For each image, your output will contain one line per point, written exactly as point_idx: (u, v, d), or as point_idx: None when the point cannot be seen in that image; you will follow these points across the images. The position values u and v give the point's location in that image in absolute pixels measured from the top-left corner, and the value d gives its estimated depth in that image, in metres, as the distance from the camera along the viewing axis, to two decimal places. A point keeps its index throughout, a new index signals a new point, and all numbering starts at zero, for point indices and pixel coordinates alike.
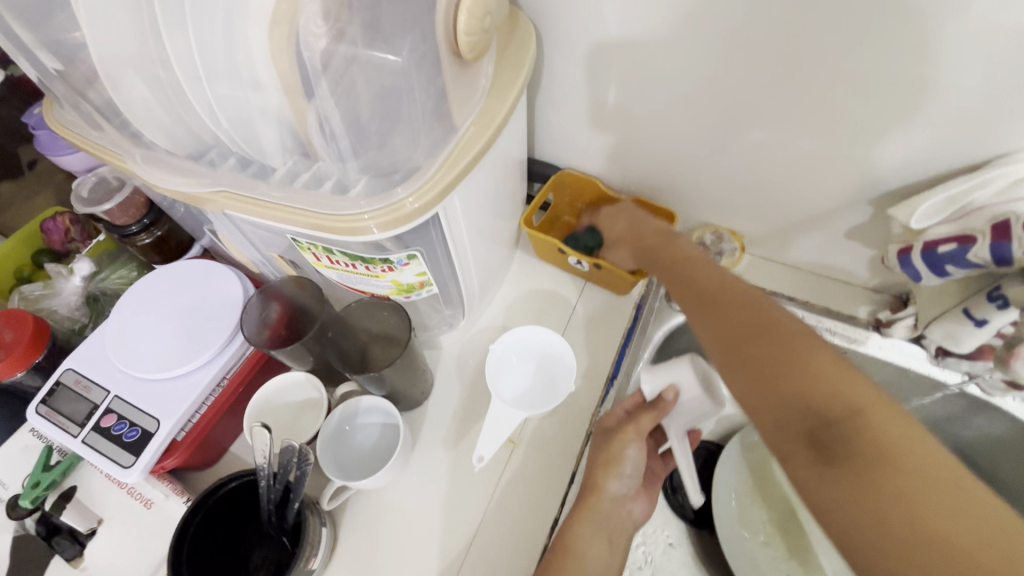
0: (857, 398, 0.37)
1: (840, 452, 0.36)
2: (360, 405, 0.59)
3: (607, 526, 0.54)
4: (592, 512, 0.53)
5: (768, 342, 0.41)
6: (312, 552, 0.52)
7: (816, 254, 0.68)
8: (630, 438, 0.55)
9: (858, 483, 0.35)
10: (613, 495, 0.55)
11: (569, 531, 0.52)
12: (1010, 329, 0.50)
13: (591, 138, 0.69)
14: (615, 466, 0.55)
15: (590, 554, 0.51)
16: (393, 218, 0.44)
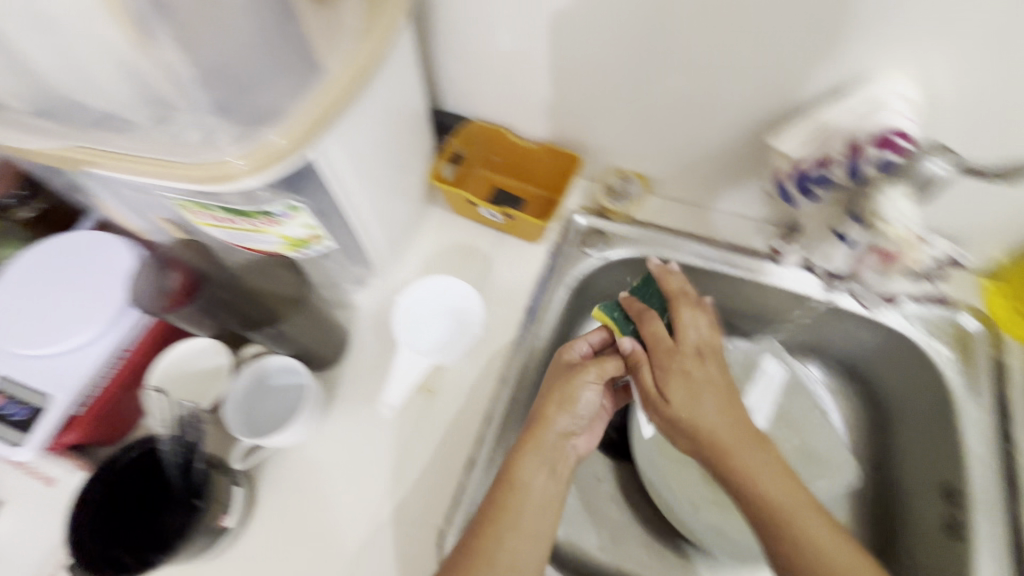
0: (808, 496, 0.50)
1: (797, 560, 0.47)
2: (269, 365, 0.58)
3: (548, 454, 0.56)
4: (538, 443, 0.56)
5: (761, 467, 0.51)
6: (221, 510, 0.51)
7: (715, 191, 0.71)
8: (588, 380, 0.58)
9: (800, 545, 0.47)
10: (558, 429, 0.57)
11: (513, 461, 0.55)
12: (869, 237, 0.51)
13: (492, 85, 0.69)
14: (571, 404, 0.58)
15: (530, 480, 0.54)
16: (263, 158, 0.42)
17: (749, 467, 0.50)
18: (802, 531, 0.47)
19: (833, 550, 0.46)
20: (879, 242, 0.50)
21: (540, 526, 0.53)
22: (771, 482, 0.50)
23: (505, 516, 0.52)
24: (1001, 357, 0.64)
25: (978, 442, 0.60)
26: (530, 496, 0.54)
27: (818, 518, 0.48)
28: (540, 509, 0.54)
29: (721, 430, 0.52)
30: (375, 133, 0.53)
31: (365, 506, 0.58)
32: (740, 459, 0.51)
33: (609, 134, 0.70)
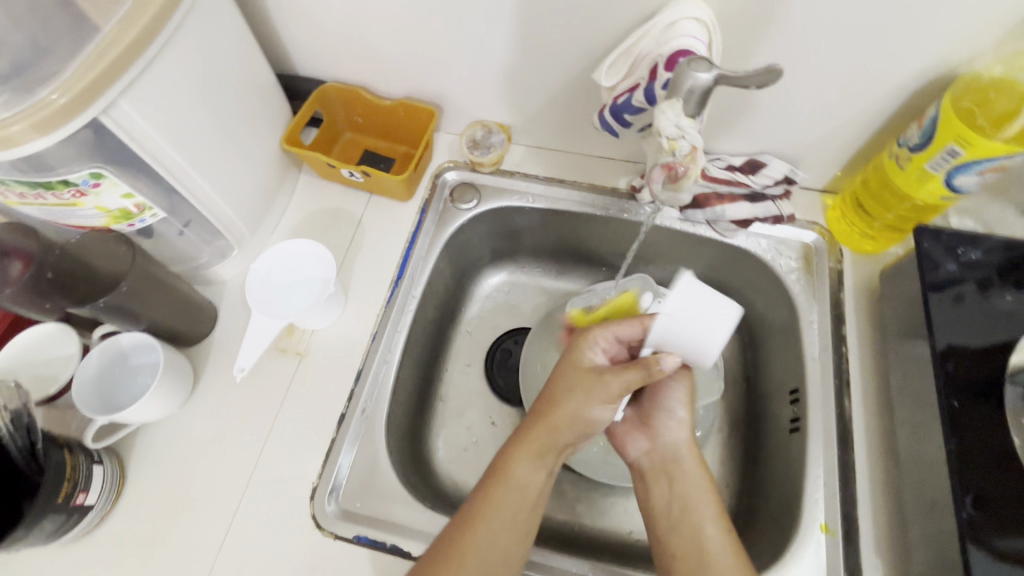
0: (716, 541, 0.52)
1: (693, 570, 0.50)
2: (122, 344, 0.58)
3: (547, 454, 0.54)
4: (539, 445, 0.54)
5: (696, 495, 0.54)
6: (76, 488, 0.52)
7: (574, 133, 0.73)
8: (610, 394, 0.52)
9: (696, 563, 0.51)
10: (565, 436, 0.54)
11: (507, 457, 0.54)
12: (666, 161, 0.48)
13: (337, 42, 0.68)
14: (583, 412, 0.53)
15: (522, 478, 0.53)
16: (37, 119, 0.41)
17: (699, 517, 0.53)
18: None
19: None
20: (663, 158, 0.48)
21: (525, 523, 0.52)
22: (714, 539, 0.52)
23: (492, 509, 0.51)
24: (840, 265, 0.68)
25: (816, 344, 0.65)
26: (521, 494, 0.53)
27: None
28: (523, 509, 0.52)
29: (685, 453, 0.57)
30: (188, 94, 0.52)
31: (239, 471, 0.59)
32: (699, 509, 0.54)
33: (461, 83, 0.70)
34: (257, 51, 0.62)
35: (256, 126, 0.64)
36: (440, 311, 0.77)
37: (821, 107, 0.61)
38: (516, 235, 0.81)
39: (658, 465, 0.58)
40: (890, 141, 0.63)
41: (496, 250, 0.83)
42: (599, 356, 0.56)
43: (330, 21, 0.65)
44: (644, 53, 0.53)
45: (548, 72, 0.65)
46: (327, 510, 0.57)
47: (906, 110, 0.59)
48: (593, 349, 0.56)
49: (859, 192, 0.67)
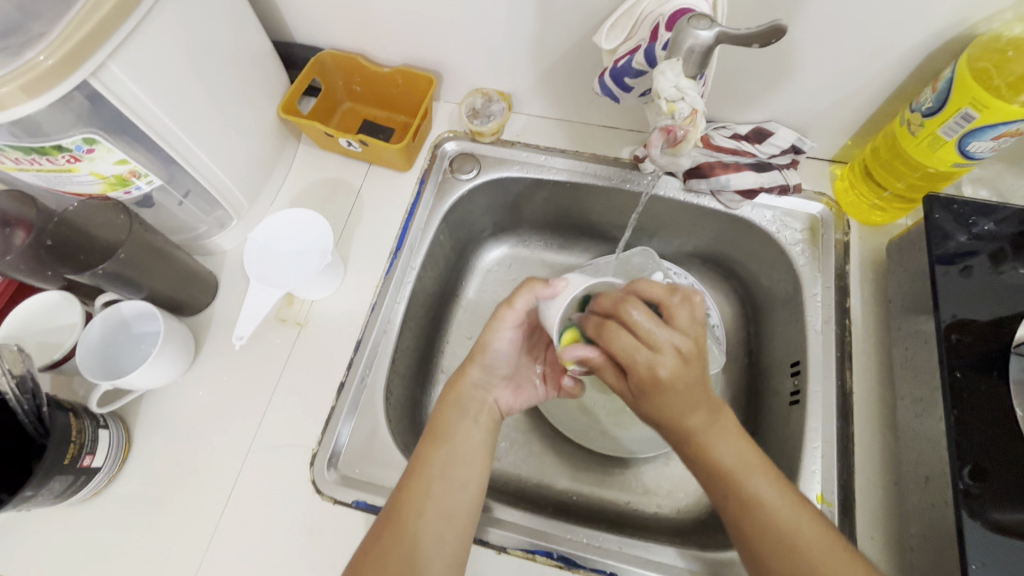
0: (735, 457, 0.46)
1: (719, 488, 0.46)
2: (123, 312, 0.58)
3: (468, 405, 0.56)
4: (457, 402, 0.56)
5: (699, 418, 0.45)
6: (83, 449, 0.53)
7: (576, 102, 0.71)
8: (499, 329, 0.58)
9: (722, 482, 0.46)
10: (476, 381, 0.58)
11: (434, 418, 0.55)
12: (668, 121, 0.47)
13: (332, 8, 0.66)
14: (483, 355, 0.58)
15: (453, 436, 0.54)
16: (28, 81, 0.41)
17: (706, 440, 0.46)
18: (754, 496, 0.46)
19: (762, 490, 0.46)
20: (662, 121, 0.46)
21: (462, 470, 0.52)
22: (735, 458, 0.46)
23: (426, 464, 0.51)
24: (846, 237, 0.67)
25: (818, 317, 0.64)
26: (455, 446, 0.53)
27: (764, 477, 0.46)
28: (462, 458, 0.53)
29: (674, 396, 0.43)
30: (180, 58, 0.51)
31: (241, 436, 0.60)
32: (701, 435, 0.46)
33: (460, 50, 0.68)
34: (251, 15, 0.61)
35: (252, 94, 0.63)
36: (440, 284, 0.77)
37: (833, 71, 0.59)
38: (518, 207, 0.80)
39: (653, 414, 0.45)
40: (903, 107, 0.61)
41: (498, 223, 0.82)
42: (504, 338, 0.58)
43: None
44: (646, 12, 0.50)
45: (547, 38, 0.63)
46: (327, 476, 0.58)
47: (921, 74, 0.57)
48: (501, 332, 0.58)
49: (868, 160, 0.65)
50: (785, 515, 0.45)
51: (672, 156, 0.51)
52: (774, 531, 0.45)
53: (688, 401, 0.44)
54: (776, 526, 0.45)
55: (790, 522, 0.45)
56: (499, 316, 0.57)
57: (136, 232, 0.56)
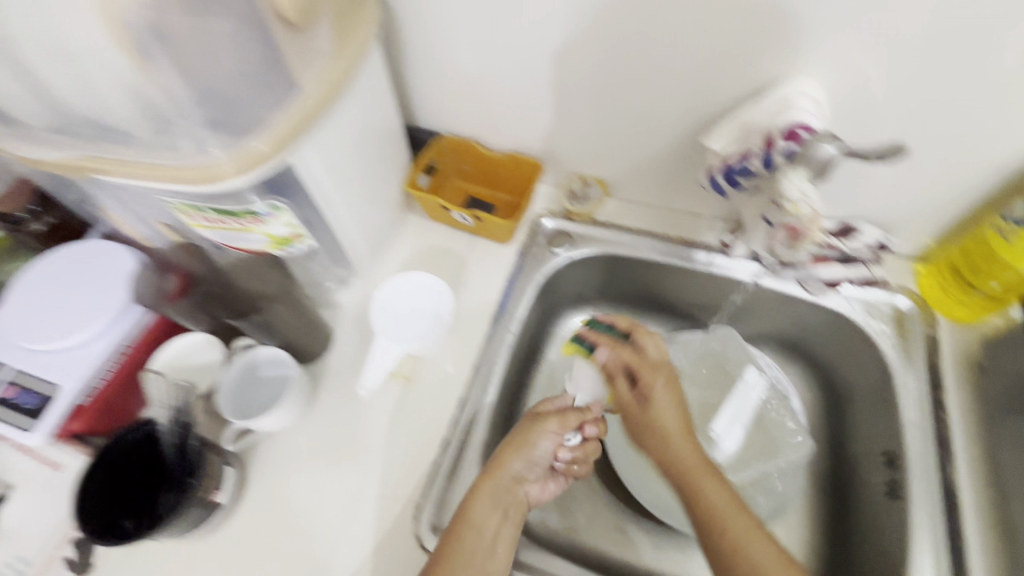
0: (719, 499, 0.55)
1: (702, 521, 0.55)
2: (257, 356, 0.64)
3: (500, 495, 0.59)
4: (492, 487, 0.59)
5: (697, 458, 0.58)
6: (213, 484, 0.57)
7: (668, 192, 0.78)
8: (548, 430, 0.62)
9: (701, 518, 0.55)
10: (512, 472, 0.60)
11: (466, 499, 0.58)
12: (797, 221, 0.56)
13: (457, 104, 0.77)
14: (527, 449, 0.61)
15: (481, 522, 0.57)
16: (246, 162, 0.49)
17: (702, 483, 0.56)
18: (734, 544, 0.53)
19: (720, 510, 0.55)
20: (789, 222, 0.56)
21: (484, 561, 0.55)
22: (725, 502, 0.55)
23: (457, 560, 0.54)
24: (934, 332, 0.69)
25: (914, 409, 0.65)
26: (480, 535, 0.56)
27: (729, 503, 0.55)
28: (488, 552, 0.56)
29: (677, 437, 0.59)
30: (348, 141, 0.60)
31: (348, 484, 0.62)
32: (694, 475, 0.57)
33: (568, 142, 0.77)
34: (395, 106, 0.70)
35: (385, 170, 0.72)
36: (528, 349, 0.81)
37: (921, 179, 0.64)
38: (604, 281, 0.85)
39: (665, 424, 0.60)
40: (988, 214, 0.65)
41: (581, 295, 0.87)
42: (546, 439, 0.62)
43: (459, 85, 0.74)
44: (758, 123, 0.57)
45: (653, 135, 0.71)
46: (430, 533, 0.59)
47: (1007, 186, 0.62)
48: (544, 431, 0.62)
49: (956, 260, 0.68)
50: (749, 546, 0.52)
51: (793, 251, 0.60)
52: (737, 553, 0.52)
53: (679, 454, 0.58)
54: (746, 551, 0.52)
55: (761, 558, 0.51)
56: (545, 419, 0.63)
57: (289, 289, 0.63)
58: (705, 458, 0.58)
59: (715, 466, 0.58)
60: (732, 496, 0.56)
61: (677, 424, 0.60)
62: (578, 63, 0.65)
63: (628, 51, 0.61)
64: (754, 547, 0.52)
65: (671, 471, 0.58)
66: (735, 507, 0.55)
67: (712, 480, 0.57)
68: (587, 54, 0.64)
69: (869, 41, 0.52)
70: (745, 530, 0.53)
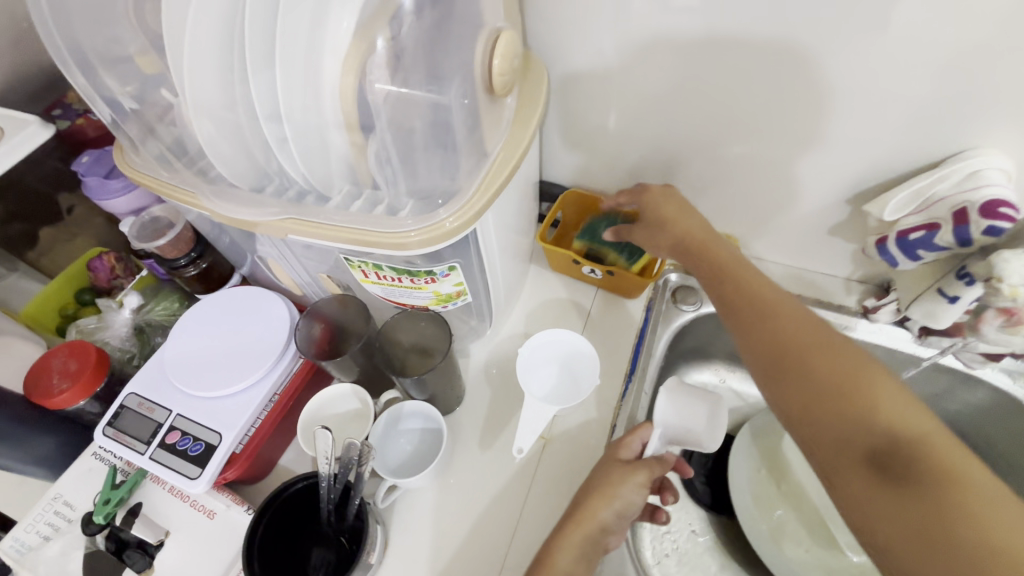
0: (840, 364, 0.47)
1: (818, 385, 0.47)
2: (403, 409, 0.64)
3: (587, 546, 0.55)
4: (581, 537, 0.55)
5: (802, 324, 0.51)
6: (369, 546, 0.55)
7: (806, 253, 0.76)
8: (637, 483, 0.57)
9: (810, 384, 0.47)
10: (602, 522, 0.56)
11: (551, 547, 0.54)
12: (1009, 303, 0.53)
13: (591, 161, 0.77)
14: (615, 500, 0.57)
15: (566, 573, 0.53)
16: (433, 235, 0.49)
17: (816, 345, 0.49)
18: (871, 403, 0.44)
19: (830, 360, 0.48)
20: (1004, 304, 0.53)
21: None
22: (844, 364, 0.47)
23: None
24: None
25: None
26: None
27: (859, 365, 0.47)
28: None
29: (775, 291, 0.55)
30: (510, 203, 0.60)
31: (493, 549, 0.61)
32: (805, 337, 0.50)
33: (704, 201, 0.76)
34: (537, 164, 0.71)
35: (525, 226, 0.72)
36: None
37: None
38: (727, 339, 0.82)
39: (737, 280, 0.57)
40: None
41: (701, 352, 0.84)
42: (636, 492, 0.57)
43: (600, 144, 0.74)
44: (935, 195, 0.56)
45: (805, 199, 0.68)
46: None
47: None
48: (632, 485, 0.57)
49: None
50: (882, 404, 0.44)
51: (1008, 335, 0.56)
52: (866, 419, 0.44)
53: (784, 317, 0.52)
54: (880, 405, 0.44)
55: (902, 413, 0.43)
56: (633, 469, 0.58)
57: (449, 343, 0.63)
58: (807, 317, 0.52)
59: (816, 323, 0.51)
60: (863, 356, 0.48)
61: (778, 295, 0.54)
62: (731, 149, 0.66)
63: (780, 142, 0.63)
64: (891, 400, 0.44)
65: (768, 339, 0.51)
66: (865, 360, 0.47)
67: (834, 337, 0.49)
68: (742, 145, 0.65)
69: None
70: (890, 397, 0.44)
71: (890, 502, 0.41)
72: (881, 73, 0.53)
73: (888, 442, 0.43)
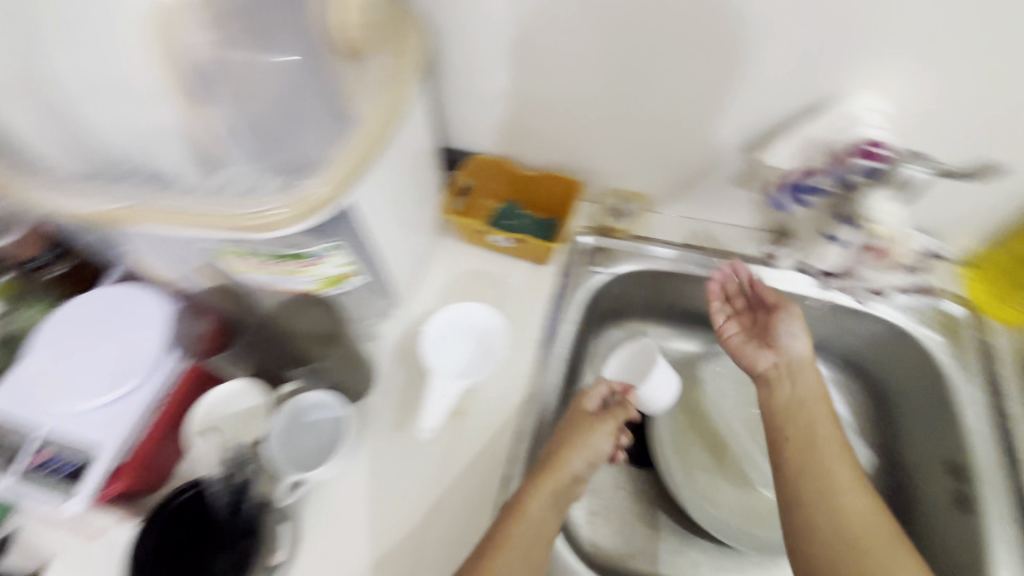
0: (841, 475, 0.56)
1: (819, 496, 0.55)
2: (304, 401, 0.60)
3: (559, 492, 0.59)
4: (552, 483, 0.59)
5: (830, 439, 0.58)
6: (269, 546, 0.54)
7: (711, 205, 0.76)
8: (604, 431, 0.63)
9: (822, 487, 0.55)
10: (572, 471, 0.60)
11: (524, 492, 0.58)
12: (880, 239, 0.57)
13: (492, 123, 0.74)
14: (585, 450, 0.62)
15: (537, 515, 0.56)
16: (304, 211, 0.45)
17: (829, 464, 0.56)
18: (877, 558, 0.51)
19: (846, 484, 0.55)
20: (873, 240, 0.58)
21: (537, 552, 0.55)
22: (842, 473, 0.56)
23: (506, 556, 0.53)
24: (986, 337, 0.69)
25: (976, 419, 0.64)
26: (537, 527, 0.56)
27: (842, 457, 0.57)
28: (535, 544, 0.55)
29: (821, 426, 0.59)
30: (396, 172, 0.56)
31: (410, 531, 0.59)
32: (824, 443, 0.58)
33: (609, 159, 0.74)
34: (432, 130, 0.67)
35: (425, 197, 0.69)
36: (572, 370, 0.79)
37: (980, 191, 0.63)
38: (643, 296, 0.83)
39: (806, 385, 0.62)
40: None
41: (620, 311, 0.85)
42: (606, 439, 0.63)
43: (497, 104, 0.70)
44: (820, 138, 0.56)
45: (704, 150, 0.68)
46: None
47: None
48: (602, 432, 0.63)
49: (1004, 267, 0.68)
50: (843, 487, 0.55)
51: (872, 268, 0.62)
52: (829, 497, 0.55)
53: (816, 428, 0.59)
54: (841, 495, 0.55)
55: (857, 508, 0.54)
56: (603, 421, 0.64)
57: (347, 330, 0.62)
58: (836, 485, 0.55)
59: (833, 452, 0.57)
60: (864, 492, 0.55)
61: (820, 394, 0.61)
62: (625, 101, 0.65)
63: (672, 92, 0.62)
64: (852, 494, 0.55)
65: (790, 433, 0.60)
66: (860, 486, 0.55)
67: (844, 468, 0.56)
68: (636, 96, 0.64)
69: (941, 56, 0.51)
70: (873, 522, 0.53)
71: (825, 561, 0.52)
72: (763, 13, 0.52)
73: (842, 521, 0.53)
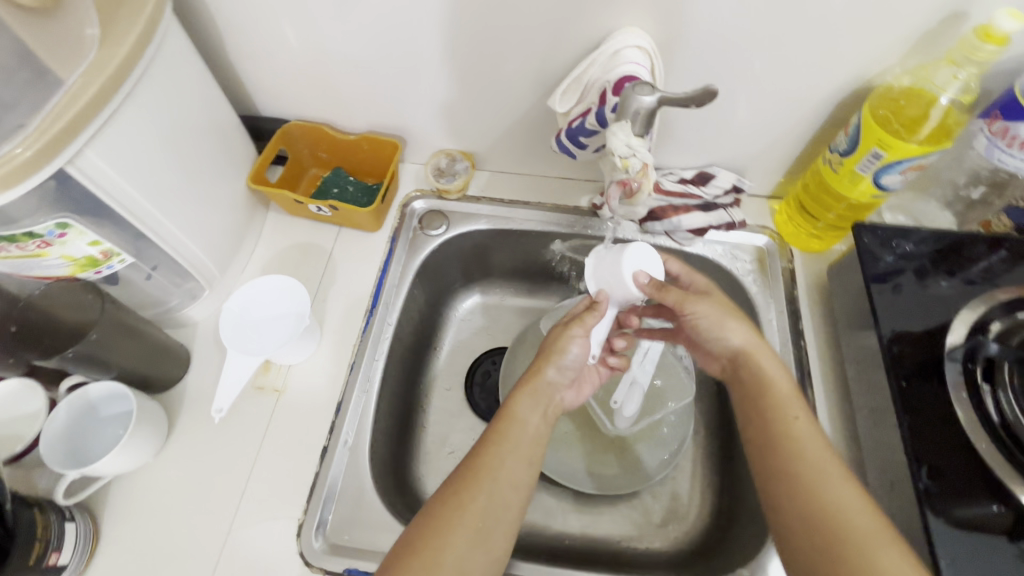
0: (846, 500, 0.44)
1: (821, 527, 0.44)
2: (90, 395, 0.57)
3: (542, 399, 0.56)
4: (535, 388, 0.56)
5: (825, 454, 0.47)
6: (51, 545, 0.50)
7: (534, 159, 0.77)
8: (575, 333, 0.56)
9: (819, 515, 0.44)
10: (554, 377, 0.57)
11: (509, 402, 0.55)
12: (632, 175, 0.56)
13: (295, 87, 0.71)
14: (557, 356, 0.56)
15: (524, 417, 0.54)
16: (3, 176, 0.41)
17: (821, 477, 0.46)
18: None
19: (846, 504, 0.44)
20: (621, 175, 0.56)
21: (535, 452, 0.53)
22: (844, 495, 0.45)
23: (490, 469, 0.50)
24: (791, 264, 0.72)
25: (777, 340, 0.68)
26: (526, 429, 0.54)
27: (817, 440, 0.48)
28: (532, 447, 0.53)
29: (813, 450, 0.47)
30: (150, 140, 0.53)
31: (222, 512, 0.58)
32: (814, 462, 0.46)
33: (424, 117, 0.73)
34: (218, 95, 0.63)
35: (224, 168, 0.65)
36: (418, 336, 0.78)
37: (761, 124, 0.66)
38: (487, 257, 0.82)
39: (773, 388, 0.51)
40: (823, 149, 0.68)
41: (468, 273, 0.84)
42: (576, 343, 0.56)
43: (292, 65, 0.67)
44: (593, 79, 0.58)
45: (506, 100, 0.68)
46: (315, 546, 0.56)
47: (834, 120, 0.64)
48: (575, 332, 0.56)
49: (801, 196, 0.71)
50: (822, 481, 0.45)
51: (630, 205, 0.62)
52: (808, 492, 0.46)
53: (804, 447, 0.47)
54: (819, 479, 0.46)
55: (842, 503, 0.44)
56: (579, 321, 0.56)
57: (131, 314, 0.58)
58: (839, 512, 0.44)
59: (829, 472, 0.46)
60: (878, 518, 0.43)
61: (802, 412, 0.49)
62: (413, 51, 0.64)
63: (454, 39, 0.61)
64: (833, 487, 0.45)
65: (758, 415, 0.51)
66: (865, 513, 0.43)
67: (848, 490, 0.45)
68: (421, 46, 0.63)
69: None
70: (886, 545, 0.42)
71: None
72: None
73: (822, 517, 0.44)
